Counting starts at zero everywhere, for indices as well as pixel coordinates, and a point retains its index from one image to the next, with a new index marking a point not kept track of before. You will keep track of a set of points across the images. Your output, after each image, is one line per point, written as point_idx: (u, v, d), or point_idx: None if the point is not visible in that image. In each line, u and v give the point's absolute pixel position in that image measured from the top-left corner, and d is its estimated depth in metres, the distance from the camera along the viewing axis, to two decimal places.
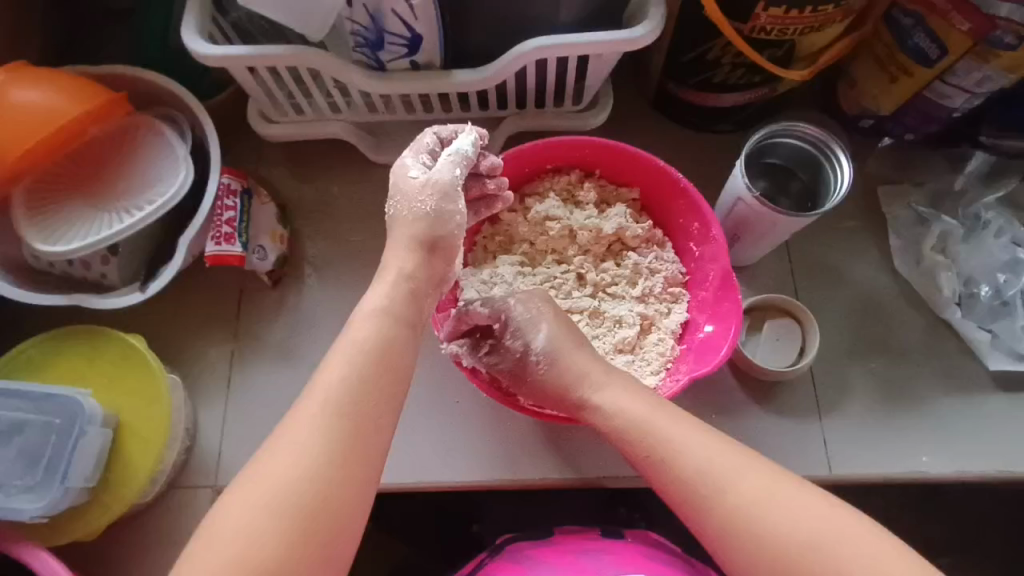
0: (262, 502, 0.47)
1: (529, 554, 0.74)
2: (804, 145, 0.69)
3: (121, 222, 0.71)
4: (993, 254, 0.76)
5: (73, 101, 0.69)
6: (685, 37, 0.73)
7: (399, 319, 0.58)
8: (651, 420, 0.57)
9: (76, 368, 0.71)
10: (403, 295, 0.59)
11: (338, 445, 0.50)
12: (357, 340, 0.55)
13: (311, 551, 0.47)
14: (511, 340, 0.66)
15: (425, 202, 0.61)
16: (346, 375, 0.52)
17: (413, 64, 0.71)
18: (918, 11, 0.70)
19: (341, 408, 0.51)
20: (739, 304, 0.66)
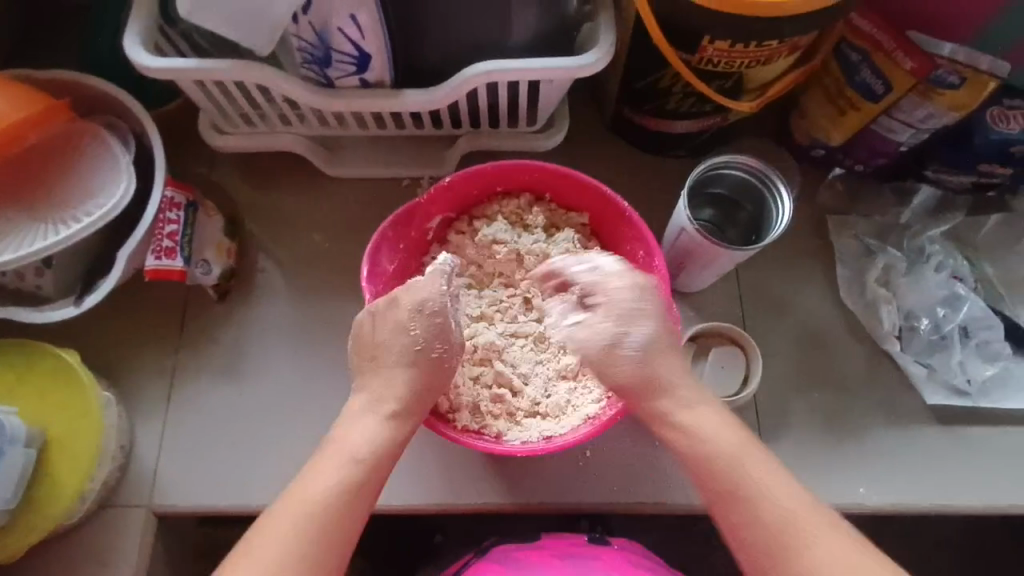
0: None
1: (514, 556, 0.73)
2: (748, 177, 0.70)
3: (56, 234, 0.69)
4: (931, 290, 0.77)
5: (7, 109, 0.67)
6: (636, 64, 0.73)
7: (387, 453, 0.62)
8: (740, 455, 0.60)
9: (5, 385, 0.69)
10: (390, 431, 0.63)
11: (319, 526, 0.58)
12: (361, 431, 0.63)
13: None
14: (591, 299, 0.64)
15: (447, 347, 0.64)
16: (339, 474, 0.60)
17: (363, 82, 0.70)
18: (865, 48, 0.71)
19: (321, 506, 0.58)
20: (677, 334, 0.65)
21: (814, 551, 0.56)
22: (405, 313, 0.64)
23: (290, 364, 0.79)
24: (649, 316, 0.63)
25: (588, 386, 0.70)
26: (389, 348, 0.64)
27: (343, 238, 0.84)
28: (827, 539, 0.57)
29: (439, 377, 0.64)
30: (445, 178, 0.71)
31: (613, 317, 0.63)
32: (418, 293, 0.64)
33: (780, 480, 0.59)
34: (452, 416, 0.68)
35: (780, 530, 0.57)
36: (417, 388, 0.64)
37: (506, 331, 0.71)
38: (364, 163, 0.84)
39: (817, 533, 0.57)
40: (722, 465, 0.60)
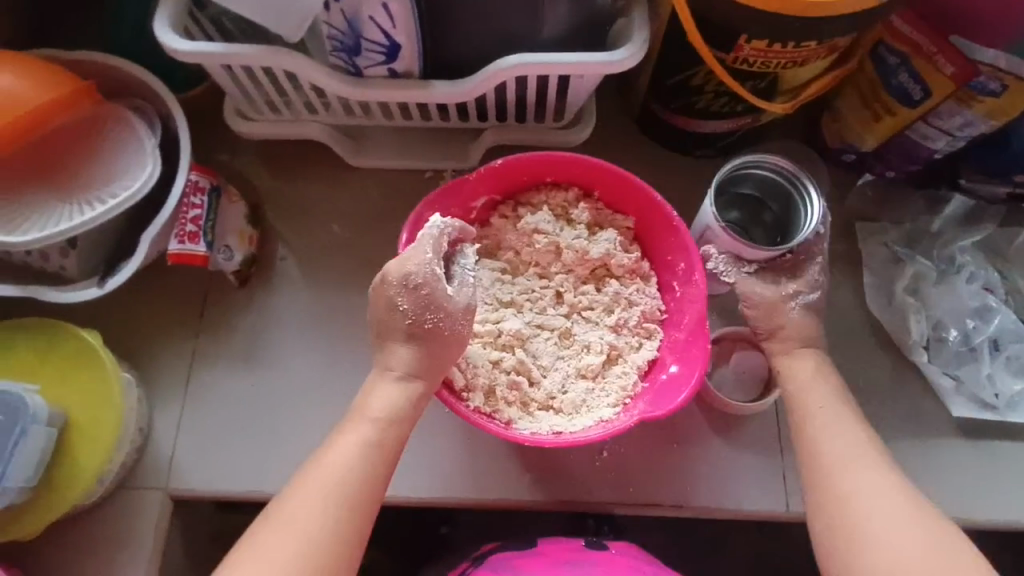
0: (294, 540, 0.57)
1: (513, 563, 0.73)
2: (775, 177, 0.69)
3: (81, 215, 0.69)
4: (963, 298, 0.76)
5: (38, 89, 0.67)
6: (669, 61, 0.72)
7: (403, 417, 0.64)
8: (834, 411, 0.64)
9: (27, 364, 0.70)
10: (407, 391, 0.65)
11: (350, 488, 0.60)
12: (379, 409, 0.64)
13: (340, 559, 0.57)
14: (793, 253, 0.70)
15: (438, 315, 0.64)
16: (361, 441, 0.62)
17: (392, 72, 0.69)
18: (905, 51, 0.69)
19: (347, 473, 0.60)
20: (707, 351, 0.64)
21: (835, 431, 0.63)
22: (391, 285, 0.64)
23: (308, 353, 0.79)
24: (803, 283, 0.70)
25: (607, 389, 0.68)
26: (388, 322, 0.66)
27: (365, 228, 0.84)
28: (851, 427, 0.63)
29: (439, 345, 0.65)
30: (498, 160, 0.70)
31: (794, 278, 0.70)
32: (404, 264, 0.64)
33: (819, 378, 0.66)
34: (467, 395, 0.67)
35: (812, 412, 0.64)
36: (432, 358, 0.65)
37: (533, 321, 0.71)
38: (389, 154, 0.83)
39: (840, 419, 0.63)
40: (826, 428, 0.63)
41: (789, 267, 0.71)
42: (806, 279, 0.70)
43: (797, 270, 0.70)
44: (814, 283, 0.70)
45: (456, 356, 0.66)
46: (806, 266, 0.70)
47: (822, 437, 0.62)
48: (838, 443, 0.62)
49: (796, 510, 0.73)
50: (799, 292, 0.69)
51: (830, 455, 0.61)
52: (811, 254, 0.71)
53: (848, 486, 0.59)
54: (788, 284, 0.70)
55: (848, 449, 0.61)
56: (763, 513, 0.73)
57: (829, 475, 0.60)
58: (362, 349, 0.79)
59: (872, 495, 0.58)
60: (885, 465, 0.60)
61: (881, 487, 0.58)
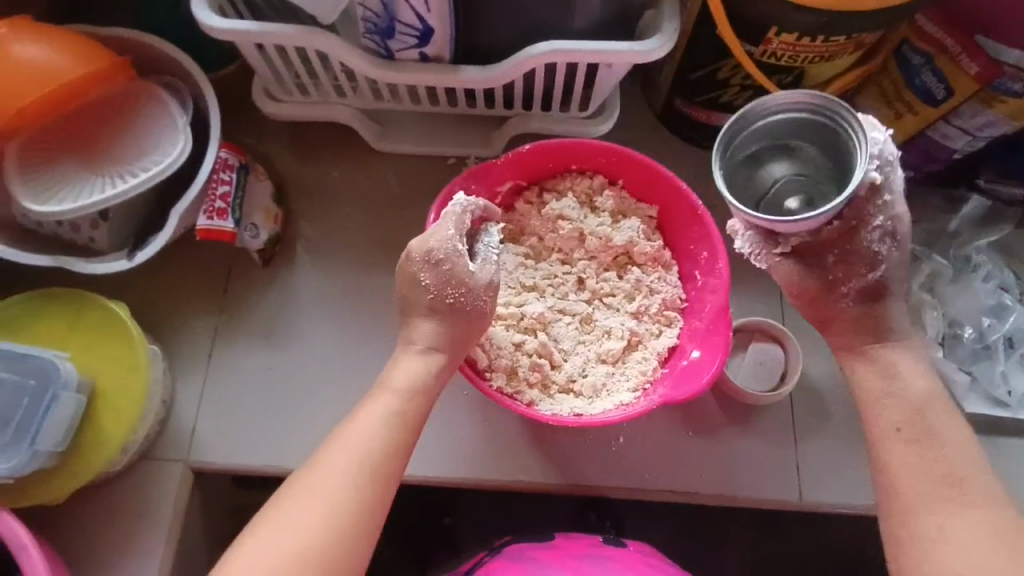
0: (317, 509, 0.58)
1: (529, 554, 0.73)
2: (811, 115, 0.60)
3: (113, 187, 0.70)
4: (979, 297, 0.77)
5: (75, 62, 0.68)
6: (695, 54, 0.73)
7: (427, 389, 0.65)
8: (922, 401, 0.61)
9: (56, 333, 0.71)
10: (430, 366, 0.66)
11: (373, 461, 0.61)
12: (402, 384, 0.65)
13: (358, 530, 0.58)
14: (862, 227, 0.62)
15: (459, 290, 0.66)
16: (386, 411, 0.63)
17: (422, 56, 0.71)
18: (929, 50, 0.69)
19: (372, 444, 0.61)
20: (728, 338, 0.65)
21: (910, 457, 0.59)
22: (414, 261, 0.66)
23: (329, 333, 0.80)
24: (863, 260, 0.63)
25: (627, 374, 0.70)
26: (413, 298, 0.67)
27: (388, 212, 0.85)
28: (932, 449, 0.59)
29: (461, 322, 0.66)
30: (526, 146, 0.71)
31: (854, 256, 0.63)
32: (427, 241, 0.66)
33: (898, 390, 0.62)
34: (489, 374, 0.69)
35: (886, 435, 0.61)
36: (456, 334, 0.66)
37: (555, 305, 0.72)
38: (413, 139, 0.84)
39: (919, 441, 0.60)
40: (908, 417, 0.61)
41: (842, 239, 0.63)
42: (863, 256, 0.63)
43: (851, 242, 0.63)
44: (877, 258, 0.63)
45: (480, 333, 0.68)
46: (862, 235, 0.62)
47: (897, 463, 0.59)
48: (914, 470, 0.59)
49: (809, 501, 0.74)
50: (853, 276, 0.64)
51: (904, 485, 0.58)
52: (869, 218, 0.61)
53: (925, 524, 0.56)
54: (838, 264, 0.64)
55: (922, 443, 0.59)
56: (776, 502, 0.74)
57: (903, 509, 0.58)
58: (382, 331, 0.80)
59: (952, 534, 0.55)
60: (972, 494, 0.57)
61: (948, 483, 0.57)
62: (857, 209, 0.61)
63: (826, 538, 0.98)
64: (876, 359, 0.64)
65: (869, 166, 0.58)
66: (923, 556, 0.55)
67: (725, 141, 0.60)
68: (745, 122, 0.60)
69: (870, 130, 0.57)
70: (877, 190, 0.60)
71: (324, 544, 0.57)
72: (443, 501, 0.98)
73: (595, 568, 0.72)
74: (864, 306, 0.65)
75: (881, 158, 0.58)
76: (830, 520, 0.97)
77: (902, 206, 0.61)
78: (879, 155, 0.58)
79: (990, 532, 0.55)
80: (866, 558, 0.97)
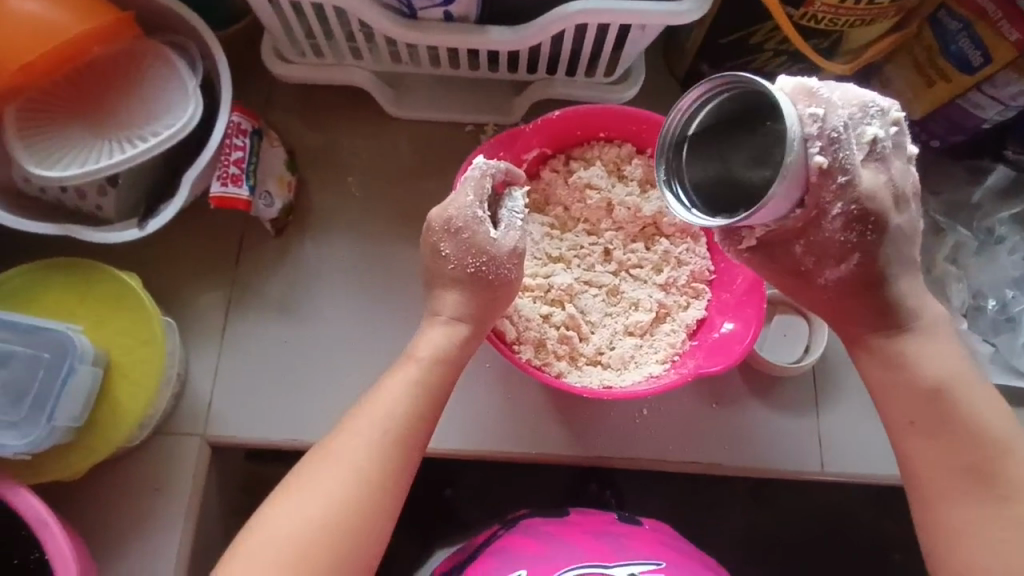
0: (334, 478, 0.57)
1: (545, 530, 0.72)
2: (741, 92, 0.53)
3: (121, 152, 0.67)
4: (1004, 269, 0.78)
5: (80, 17, 0.64)
6: (730, 18, 0.71)
7: (453, 362, 0.63)
8: (944, 386, 0.56)
9: (65, 305, 0.68)
10: (457, 338, 0.64)
11: (395, 428, 0.59)
12: (426, 356, 0.63)
13: (378, 499, 0.57)
14: (824, 217, 0.55)
15: (480, 258, 0.63)
16: (407, 382, 0.61)
17: (447, 15, 0.67)
18: (967, 16, 0.68)
19: (394, 410, 0.59)
20: (762, 310, 0.65)
21: (928, 452, 0.56)
22: (434, 231, 0.64)
23: (344, 305, 0.78)
24: (829, 254, 0.57)
25: (655, 346, 0.69)
26: (435, 269, 0.65)
27: (401, 180, 0.82)
28: (954, 441, 0.55)
29: (488, 294, 0.64)
30: (555, 112, 0.70)
31: (820, 250, 0.57)
32: (446, 210, 0.64)
33: (909, 377, 0.57)
34: (517, 347, 0.68)
35: (901, 428, 0.57)
36: (483, 305, 0.64)
37: (582, 277, 0.71)
38: (429, 103, 0.81)
39: (936, 434, 0.55)
40: (934, 404, 0.56)
41: (806, 229, 0.56)
42: (831, 246, 0.56)
43: (814, 231, 0.56)
44: (847, 247, 0.56)
45: (506, 300, 0.65)
46: (822, 223, 0.55)
47: (918, 461, 0.56)
48: (934, 466, 0.55)
49: (831, 470, 0.74)
50: (825, 266, 0.58)
51: (925, 482, 0.55)
52: (828, 206, 0.54)
53: (950, 522, 0.54)
54: (807, 255, 0.58)
55: (947, 434, 0.55)
56: (798, 472, 0.74)
57: (928, 507, 0.55)
58: (399, 304, 0.78)
59: (979, 531, 0.53)
60: (999, 486, 0.53)
61: (976, 475, 0.54)
62: (814, 198, 0.54)
63: (830, 508, 0.99)
64: (879, 348, 0.58)
65: (809, 149, 0.51)
66: (950, 556, 0.54)
67: (665, 144, 0.57)
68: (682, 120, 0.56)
69: (802, 105, 0.51)
70: (829, 173, 0.52)
71: (339, 515, 0.55)
72: (447, 473, 0.98)
73: (613, 546, 0.70)
74: (844, 296, 0.59)
75: (824, 136, 0.51)
76: (831, 489, 0.99)
77: (867, 185, 0.53)
78: (822, 133, 0.51)
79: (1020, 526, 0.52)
80: (865, 526, 0.99)
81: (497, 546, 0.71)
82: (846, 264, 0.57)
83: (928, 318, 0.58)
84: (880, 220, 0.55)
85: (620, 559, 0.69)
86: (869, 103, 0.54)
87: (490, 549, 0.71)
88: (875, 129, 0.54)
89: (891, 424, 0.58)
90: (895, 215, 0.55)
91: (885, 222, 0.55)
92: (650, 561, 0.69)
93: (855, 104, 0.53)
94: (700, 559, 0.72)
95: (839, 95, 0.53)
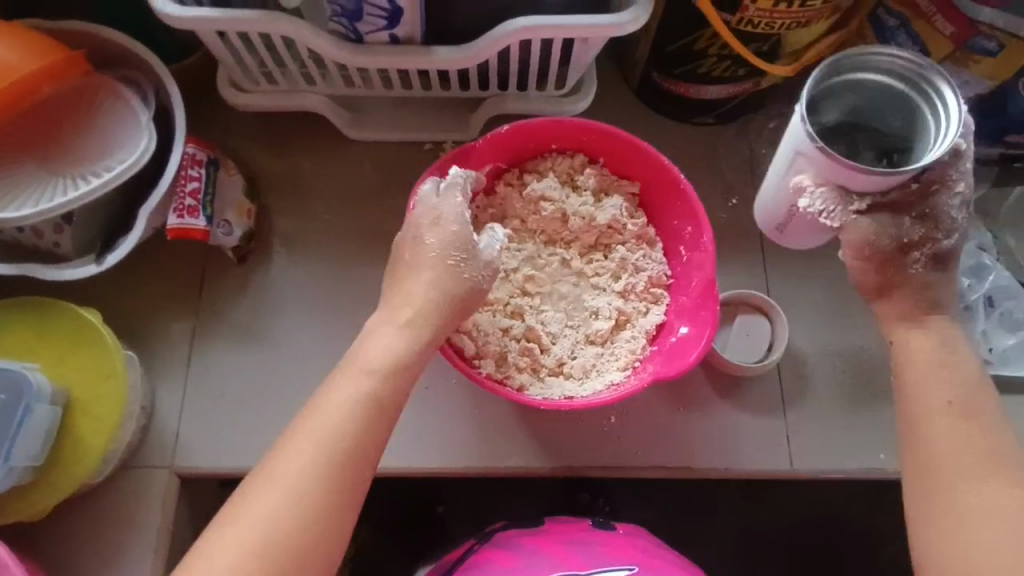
0: (280, 496, 0.56)
1: (522, 542, 0.72)
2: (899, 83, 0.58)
3: (75, 189, 0.67)
4: (958, 258, 0.78)
5: (26, 57, 0.65)
6: (672, 26, 0.72)
7: (404, 366, 0.62)
8: (982, 384, 0.61)
9: (25, 344, 0.68)
10: (409, 338, 0.62)
11: (342, 437, 0.58)
12: (370, 361, 0.61)
13: (334, 506, 0.57)
14: (947, 193, 0.60)
15: (463, 254, 0.64)
16: (357, 400, 0.59)
17: (392, 38, 0.68)
18: (903, 12, 0.69)
19: (343, 416, 0.59)
20: (716, 312, 0.65)
21: (960, 435, 0.59)
22: (420, 226, 0.65)
23: (309, 329, 0.78)
24: (936, 228, 0.60)
25: (616, 353, 0.69)
26: (405, 264, 0.65)
27: (362, 202, 0.82)
28: (978, 432, 0.59)
29: (463, 295, 0.64)
30: (505, 126, 0.70)
31: (927, 224, 0.60)
32: (436, 209, 0.65)
33: (950, 367, 0.61)
34: (478, 361, 0.68)
35: (935, 409, 0.60)
36: (445, 304, 0.63)
37: (541, 288, 0.71)
38: (385, 124, 0.82)
39: (990, 457, 0.58)
40: (976, 400, 0.60)
41: (925, 201, 0.60)
42: (942, 219, 0.60)
43: (931, 207, 0.60)
44: (954, 225, 0.61)
45: (477, 303, 0.65)
46: (942, 199, 0.60)
47: (947, 441, 0.59)
48: (960, 447, 0.59)
49: (800, 468, 0.75)
50: (931, 239, 0.61)
51: (950, 464, 0.58)
52: (951, 183, 0.60)
53: (969, 498, 0.57)
54: (918, 227, 0.60)
55: (980, 428, 0.59)
56: (768, 472, 0.74)
57: (948, 484, 0.58)
58: (367, 325, 0.78)
59: (995, 509, 0.56)
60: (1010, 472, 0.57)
61: (990, 463, 0.58)
62: (937, 172, 0.60)
63: (817, 508, 0.98)
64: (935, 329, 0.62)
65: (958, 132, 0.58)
66: (952, 535, 0.56)
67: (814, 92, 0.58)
68: (853, 69, 0.58)
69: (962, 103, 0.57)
70: (960, 155, 0.59)
71: (291, 531, 0.55)
72: (434, 492, 0.97)
73: (589, 556, 0.70)
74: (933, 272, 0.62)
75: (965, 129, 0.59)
76: (817, 487, 0.98)
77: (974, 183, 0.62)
78: (966, 125, 0.59)
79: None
80: (854, 522, 0.98)
81: (473, 561, 0.71)
82: (947, 240, 0.61)
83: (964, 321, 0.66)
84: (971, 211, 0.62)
85: (591, 567, 0.69)
86: None
87: (465, 564, 0.71)
88: None
89: (922, 405, 0.61)
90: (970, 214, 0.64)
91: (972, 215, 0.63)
92: (621, 567, 0.69)
93: None
94: (675, 563, 0.71)
95: None
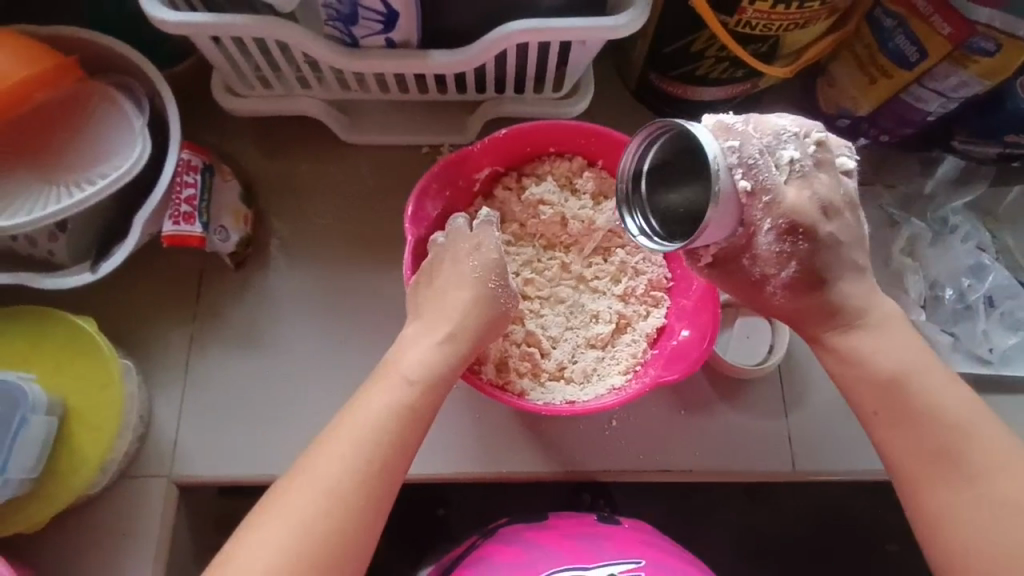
0: (317, 494, 0.54)
1: (526, 537, 0.72)
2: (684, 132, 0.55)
3: (68, 197, 0.66)
4: (959, 258, 0.78)
5: (17, 64, 0.64)
6: (668, 27, 0.72)
7: (441, 376, 0.60)
8: (908, 366, 0.57)
9: (20, 353, 0.68)
10: (445, 353, 0.61)
11: (380, 438, 0.56)
12: (408, 366, 0.60)
13: (373, 504, 0.55)
14: (763, 231, 0.56)
15: (501, 279, 0.64)
16: (378, 408, 0.57)
17: (389, 42, 0.68)
18: (901, 12, 0.69)
19: (383, 415, 0.57)
20: (716, 314, 0.65)
21: (899, 438, 0.56)
22: (460, 245, 0.65)
23: (308, 335, 0.77)
24: (776, 264, 0.57)
25: (616, 357, 0.69)
26: (442, 276, 0.64)
27: (359, 206, 0.82)
28: (918, 431, 0.56)
29: (495, 315, 0.64)
30: (502, 130, 0.70)
31: (763, 262, 0.58)
32: (475, 237, 0.66)
33: (870, 373, 0.58)
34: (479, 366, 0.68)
35: (868, 417, 0.58)
36: (483, 320, 0.63)
37: (540, 292, 0.71)
38: (382, 127, 0.81)
39: (937, 454, 0.55)
40: (904, 394, 0.56)
41: (748, 244, 0.57)
42: (769, 257, 0.57)
43: (753, 247, 0.57)
44: (784, 256, 0.57)
45: (502, 326, 0.64)
46: (757, 239, 0.56)
47: (893, 451, 0.57)
48: (908, 455, 0.56)
49: (803, 469, 0.74)
50: (770, 275, 0.58)
51: (905, 474, 0.56)
52: (760, 223, 0.55)
53: (933, 505, 0.55)
54: (754, 267, 0.58)
55: (920, 425, 0.56)
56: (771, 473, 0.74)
57: (905, 489, 0.56)
58: (365, 331, 0.77)
59: (962, 510, 0.54)
60: (966, 465, 0.54)
61: (942, 458, 0.55)
62: (746, 216, 0.55)
63: (821, 507, 0.98)
64: (834, 348, 0.59)
65: (733, 176, 0.53)
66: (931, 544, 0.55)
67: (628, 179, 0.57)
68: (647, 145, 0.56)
69: (722, 140, 0.53)
70: (754, 194, 0.54)
71: (337, 530, 0.53)
72: (438, 494, 0.97)
73: (595, 550, 0.70)
74: (803, 300, 0.59)
75: (744, 163, 0.54)
76: (822, 486, 0.98)
77: (791, 201, 0.55)
78: (741, 161, 0.54)
79: (993, 505, 0.53)
80: (858, 519, 0.98)
81: (477, 556, 0.70)
82: (784, 271, 0.58)
83: (878, 314, 0.59)
84: (811, 231, 0.56)
85: (599, 560, 0.69)
86: (782, 129, 0.55)
87: (469, 559, 0.71)
88: (792, 151, 0.56)
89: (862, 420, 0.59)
90: (825, 224, 0.56)
91: (817, 232, 0.56)
92: (630, 560, 0.69)
93: (769, 132, 0.55)
94: (681, 558, 0.71)
95: (756, 127, 0.55)
